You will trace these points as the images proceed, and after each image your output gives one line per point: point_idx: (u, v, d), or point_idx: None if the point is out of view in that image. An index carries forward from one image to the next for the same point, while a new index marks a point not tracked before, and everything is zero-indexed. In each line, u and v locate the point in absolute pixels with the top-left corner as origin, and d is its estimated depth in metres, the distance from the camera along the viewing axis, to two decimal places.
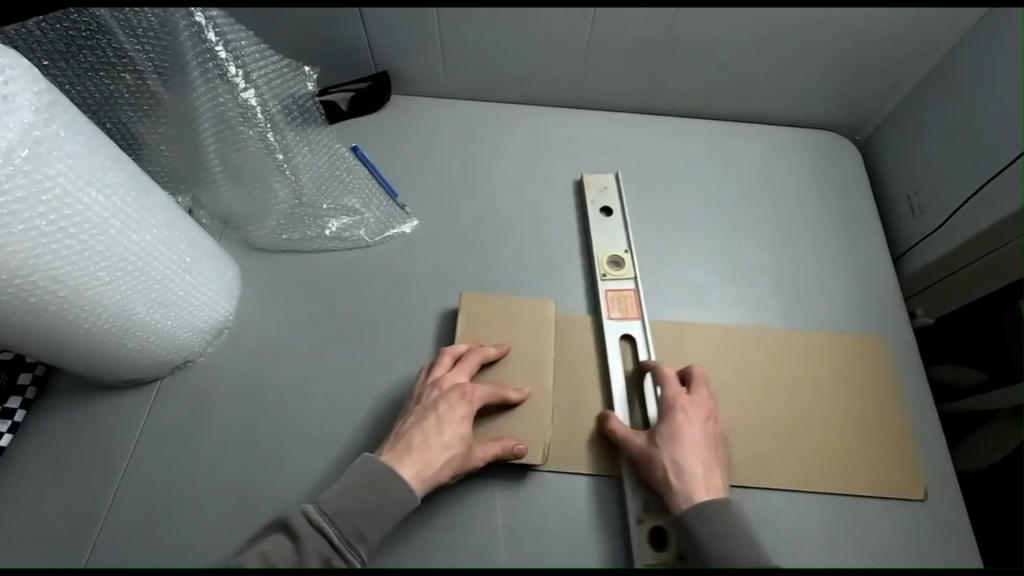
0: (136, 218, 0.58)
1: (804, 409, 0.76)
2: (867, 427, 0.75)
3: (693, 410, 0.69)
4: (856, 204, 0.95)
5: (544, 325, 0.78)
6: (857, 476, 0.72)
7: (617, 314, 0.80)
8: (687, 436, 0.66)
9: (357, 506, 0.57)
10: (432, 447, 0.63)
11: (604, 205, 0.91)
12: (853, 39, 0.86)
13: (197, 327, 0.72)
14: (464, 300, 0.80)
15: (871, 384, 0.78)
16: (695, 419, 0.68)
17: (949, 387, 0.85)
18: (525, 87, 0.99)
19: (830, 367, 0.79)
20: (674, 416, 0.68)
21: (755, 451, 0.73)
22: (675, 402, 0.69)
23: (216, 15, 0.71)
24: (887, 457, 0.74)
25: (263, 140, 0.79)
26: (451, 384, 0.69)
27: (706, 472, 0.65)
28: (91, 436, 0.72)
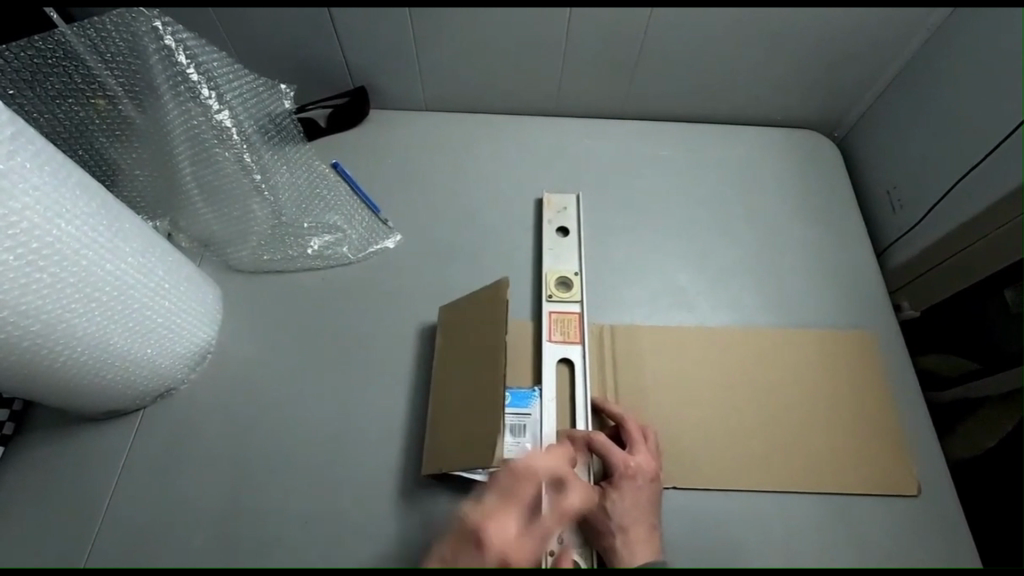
0: (109, 247, 0.57)
1: (790, 410, 0.75)
2: (859, 426, 0.75)
3: (639, 471, 0.66)
4: (837, 200, 0.95)
5: (521, 337, 0.79)
6: (850, 474, 0.72)
7: (558, 337, 0.78)
8: (624, 499, 0.65)
9: None
10: None
11: (560, 225, 0.89)
12: (827, 38, 0.87)
13: (179, 352, 0.71)
14: (442, 315, 0.79)
15: (860, 381, 0.78)
16: (638, 480, 0.66)
17: (937, 377, 0.87)
18: (506, 98, 0.99)
19: (818, 366, 0.79)
20: (619, 479, 0.66)
21: (741, 459, 0.72)
22: (620, 462, 0.66)
23: (187, 37, 0.70)
24: (879, 454, 0.74)
25: (240, 161, 0.78)
26: None
27: (646, 534, 0.64)
28: (72, 470, 0.71)
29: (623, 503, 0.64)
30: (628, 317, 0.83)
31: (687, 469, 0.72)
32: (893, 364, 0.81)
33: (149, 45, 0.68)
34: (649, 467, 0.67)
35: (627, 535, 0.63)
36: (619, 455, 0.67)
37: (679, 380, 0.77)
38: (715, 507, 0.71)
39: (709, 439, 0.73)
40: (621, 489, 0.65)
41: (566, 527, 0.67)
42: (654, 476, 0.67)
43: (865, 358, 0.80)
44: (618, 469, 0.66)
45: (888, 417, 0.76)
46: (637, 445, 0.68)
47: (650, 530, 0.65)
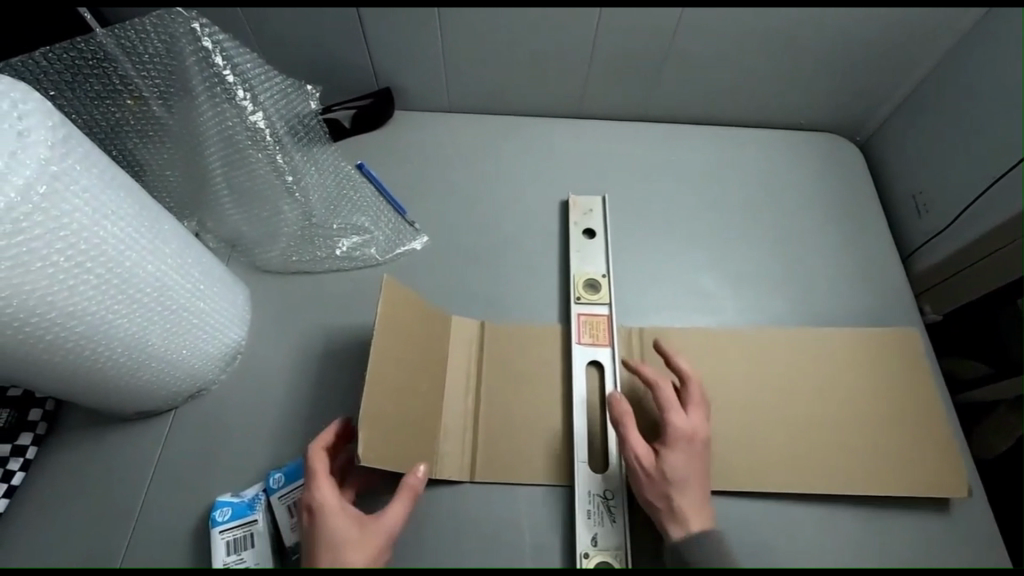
0: (150, 248, 0.57)
1: (820, 414, 0.75)
2: (892, 428, 0.75)
3: (693, 428, 0.66)
4: (860, 203, 0.96)
5: (545, 344, 0.79)
6: (886, 475, 0.72)
7: (587, 340, 0.78)
8: (685, 491, 0.63)
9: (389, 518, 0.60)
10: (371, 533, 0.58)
11: (586, 227, 0.89)
12: (854, 41, 0.87)
13: (211, 354, 0.71)
14: (483, 327, 0.79)
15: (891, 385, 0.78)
16: (692, 438, 0.66)
17: (957, 380, 0.86)
18: (530, 100, 0.99)
19: (850, 368, 0.79)
20: (674, 436, 0.65)
21: (771, 464, 0.72)
22: (677, 423, 0.66)
23: (223, 39, 0.69)
24: (913, 455, 0.73)
25: (272, 163, 0.77)
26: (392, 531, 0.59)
27: (700, 486, 0.64)
28: (106, 471, 0.71)
29: (678, 457, 0.64)
30: (655, 320, 0.83)
31: (718, 471, 0.72)
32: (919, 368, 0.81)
33: (186, 46, 0.68)
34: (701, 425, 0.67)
35: (683, 488, 0.63)
36: (676, 413, 0.66)
37: (707, 384, 0.77)
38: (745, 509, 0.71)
39: (740, 442, 0.73)
40: (677, 444, 0.65)
41: (601, 529, 0.67)
42: (704, 432, 0.67)
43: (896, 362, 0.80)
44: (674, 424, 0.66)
45: (923, 421, 0.75)
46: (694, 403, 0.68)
47: (703, 484, 0.65)
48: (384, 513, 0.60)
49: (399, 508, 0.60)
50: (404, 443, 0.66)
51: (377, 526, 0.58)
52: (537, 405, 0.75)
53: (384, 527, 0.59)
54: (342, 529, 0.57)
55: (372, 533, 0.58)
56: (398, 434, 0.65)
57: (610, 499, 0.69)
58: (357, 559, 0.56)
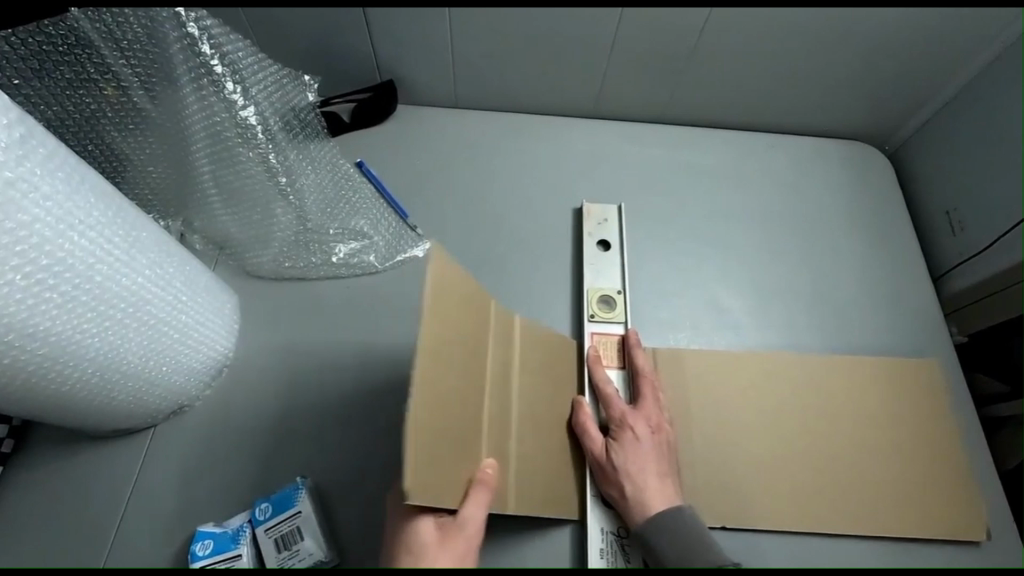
0: (125, 260, 0.52)
1: (852, 449, 0.71)
2: (922, 465, 0.70)
3: (640, 425, 0.66)
4: (888, 218, 0.91)
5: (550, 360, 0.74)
6: (913, 517, 0.68)
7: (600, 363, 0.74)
8: (651, 501, 0.62)
9: (464, 527, 0.54)
10: (451, 541, 0.54)
11: (601, 238, 0.83)
12: (892, 45, 0.81)
13: (194, 369, 0.65)
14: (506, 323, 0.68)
15: (921, 417, 0.73)
16: (638, 432, 0.66)
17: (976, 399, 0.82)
18: (542, 97, 0.93)
19: (880, 399, 0.74)
20: (619, 430, 0.66)
21: (807, 500, 0.68)
22: (622, 420, 0.66)
23: (211, 25, 0.63)
24: (943, 495, 0.69)
25: (263, 162, 0.71)
26: (466, 540, 0.54)
27: (659, 483, 0.63)
28: (76, 493, 0.65)
29: (624, 452, 0.64)
30: (671, 340, 0.78)
31: (740, 507, 0.67)
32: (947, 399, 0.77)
33: (170, 32, 0.61)
34: (651, 418, 0.67)
35: (636, 483, 0.63)
36: (619, 407, 0.67)
37: (730, 413, 0.72)
38: (762, 546, 0.67)
39: (771, 476, 0.69)
40: (620, 439, 0.65)
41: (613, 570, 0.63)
42: (657, 426, 0.67)
43: (926, 391, 0.75)
44: (617, 420, 0.67)
45: (954, 457, 0.71)
46: (643, 399, 0.68)
47: (663, 479, 0.63)
48: (462, 507, 0.55)
49: (477, 503, 0.55)
50: (446, 470, 0.53)
51: (456, 524, 0.54)
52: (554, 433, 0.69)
53: (466, 523, 0.54)
54: (425, 529, 0.54)
55: (455, 532, 0.54)
56: (442, 459, 0.52)
57: (624, 536, 0.64)
58: (444, 563, 0.52)
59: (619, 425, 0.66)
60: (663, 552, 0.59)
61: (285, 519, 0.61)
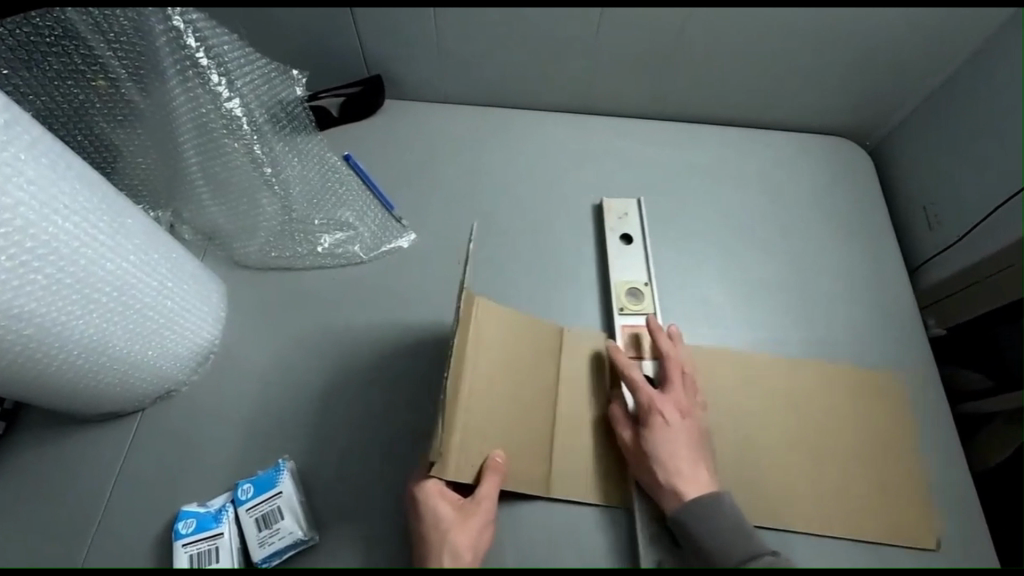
0: (110, 245, 0.53)
1: (828, 444, 0.74)
2: (886, 462, 0.73)
3: (670, 411, 0.67)
4: (866, 213, 0.92)
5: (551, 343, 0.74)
6: (889, 521, 0.70)
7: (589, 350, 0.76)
8: (687, 487, 0.63)
9: (479, 505, 0.60)
10: (469, 520, 0.60)
11: (624, 232, 0.86)
12: (869, 41, 0.82)
13: (180, 355, 0.67)
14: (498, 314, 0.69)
15: (885, 414, 0.76)
16: (669, 418, 0.67)
17: (958, 393, 0.82)
18: (528, 93, 0.94)
19: (851, 401, 0.76)
20: (650, 417, 0.67)
21: (796, 497, 0.70)
22: (652, 406, 0.67)
23: (196, 18, 0.65)
24: (906, 491, 0.71)
25: (249, 154, 0.74)
26: (482, 518, 0.60)
27: (694, 468, 0.65)
28: (66, 473, 0.67)
29: (659, 439, 0.65)
30: None
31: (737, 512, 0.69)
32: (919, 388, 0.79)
33: (156, 25, 0.63)
34: (681, 404, 0.68)
35: (670, 469, 0.64)
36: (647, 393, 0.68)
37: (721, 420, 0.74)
38: None
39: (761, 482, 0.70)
40: (651, 425, 0.66)
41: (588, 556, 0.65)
42: (687, 411, 0.68)
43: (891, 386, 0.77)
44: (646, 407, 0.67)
45: (920, 460, 0.74)
46: (673, 384, 0.70)
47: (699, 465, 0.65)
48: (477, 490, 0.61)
49: (489, 484, 0.61)
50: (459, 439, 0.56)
51: (472, 505, 0.60)
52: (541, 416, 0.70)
53: (482, 504, 0.60)
54: (443, 514, 0.60)
55: (471, 512, 0.60)
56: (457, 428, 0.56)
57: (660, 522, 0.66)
58: (464, 540, 0.59)
59: (649, 411, 0.67)
60: (704, 537, 0.61)
61: (266, 499, 0.62)
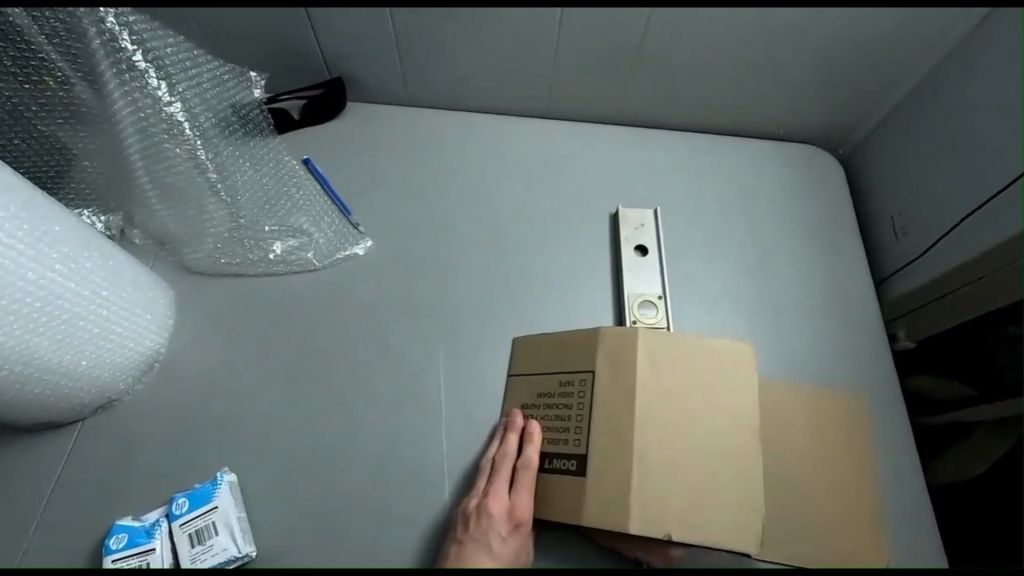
0: (30, 254, 0.52)
1: (808, 446, 0.73)
2: (840, 479, 0.71)
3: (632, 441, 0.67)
4: (836, 224, 0.91)
5: (524, 358, 0.74)
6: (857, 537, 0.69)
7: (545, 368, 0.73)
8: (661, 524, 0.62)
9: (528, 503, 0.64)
10: (520, 521, 0.63)
11: (638, 244, 0.84)
12: (837, 49, 0.81)
13: (120, 364, 0.65)
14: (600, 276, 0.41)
15: (840, 430, 0.74)
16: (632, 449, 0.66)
17: (928, 400, 0.81)
18: (492, 98, 0.93)
19: (808, 417, 0.74)
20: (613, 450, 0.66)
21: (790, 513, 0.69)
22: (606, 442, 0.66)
23: (133, 20, 0.67)
24: (857, 509, 0.70)
25: (193, 158, 0.74)
26: (524, 521, 0.63)
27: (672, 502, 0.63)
28: (2, 484, 0.66)
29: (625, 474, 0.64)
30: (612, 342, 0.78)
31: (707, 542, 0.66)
32: (879, 403, 0.77)
33: (89, 27, 0.64)
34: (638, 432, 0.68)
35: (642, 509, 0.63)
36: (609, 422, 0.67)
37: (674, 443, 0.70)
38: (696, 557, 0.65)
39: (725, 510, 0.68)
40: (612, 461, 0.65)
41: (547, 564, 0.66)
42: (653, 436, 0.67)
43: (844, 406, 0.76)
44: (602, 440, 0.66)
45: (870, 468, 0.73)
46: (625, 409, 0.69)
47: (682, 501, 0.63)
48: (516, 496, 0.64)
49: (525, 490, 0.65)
50: None
51: (520, 508, 0.63)
52: (493, 444, 0.68)
53: (525, 508, 0.63)
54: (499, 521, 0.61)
55: (519, 516, 0.63)
56: None
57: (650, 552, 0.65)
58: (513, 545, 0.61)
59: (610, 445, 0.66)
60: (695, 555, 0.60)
61: (201, 514, 0.61)
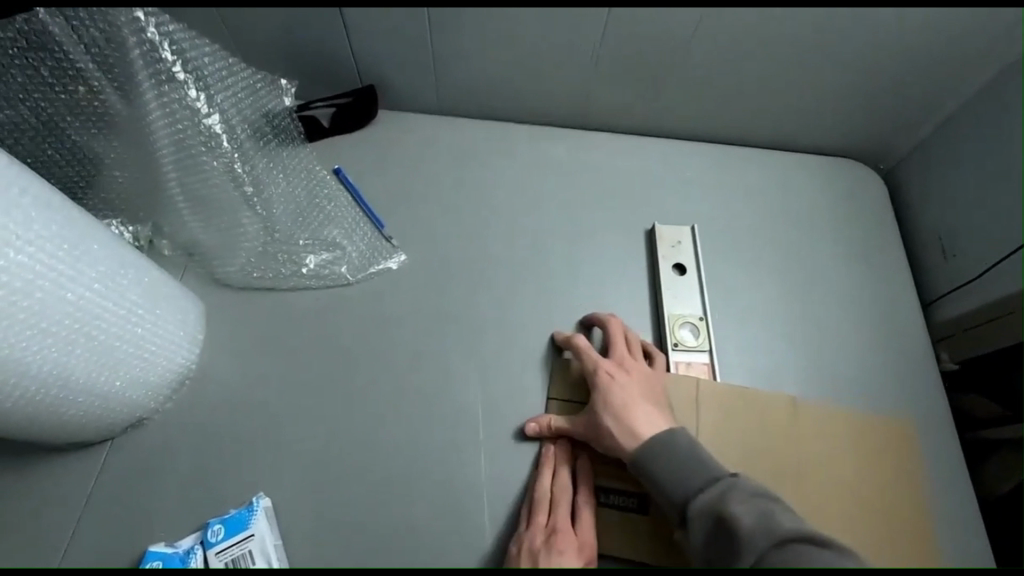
0: (70, 274, 0.50)
1: (839, 444, 0.71)
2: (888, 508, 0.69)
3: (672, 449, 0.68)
4: (879, 242, 0.88)
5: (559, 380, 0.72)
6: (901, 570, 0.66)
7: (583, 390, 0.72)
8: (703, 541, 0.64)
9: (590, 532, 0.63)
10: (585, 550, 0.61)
11: (677, 262, 0.82)
12: (885, 63, 0.79)
13: (152, 382, 0.63)
14: None
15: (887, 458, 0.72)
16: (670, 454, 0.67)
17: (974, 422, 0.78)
18: (526, 107, 0.91)
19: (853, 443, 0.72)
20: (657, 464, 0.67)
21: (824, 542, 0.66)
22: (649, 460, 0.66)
23: (173, 29, 0.64)
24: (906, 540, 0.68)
25: (229, 172, 0.71)
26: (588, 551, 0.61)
27: None
28: (30, 505, 0.64)
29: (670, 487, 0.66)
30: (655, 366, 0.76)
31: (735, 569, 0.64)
32: (928, 429, 0.75)
33: (128, 36, 0.61)
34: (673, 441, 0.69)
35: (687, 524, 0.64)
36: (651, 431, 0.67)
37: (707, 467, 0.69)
38: None
39: None
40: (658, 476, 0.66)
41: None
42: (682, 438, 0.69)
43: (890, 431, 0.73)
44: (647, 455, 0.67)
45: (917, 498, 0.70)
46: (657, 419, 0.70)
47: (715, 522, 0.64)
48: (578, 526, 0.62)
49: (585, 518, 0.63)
50: None
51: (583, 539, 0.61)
52: (545, 475, 0.65)
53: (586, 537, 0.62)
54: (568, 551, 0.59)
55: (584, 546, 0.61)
56: None
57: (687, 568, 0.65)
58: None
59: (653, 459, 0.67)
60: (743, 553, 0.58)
61: (237, 542, 0.60)
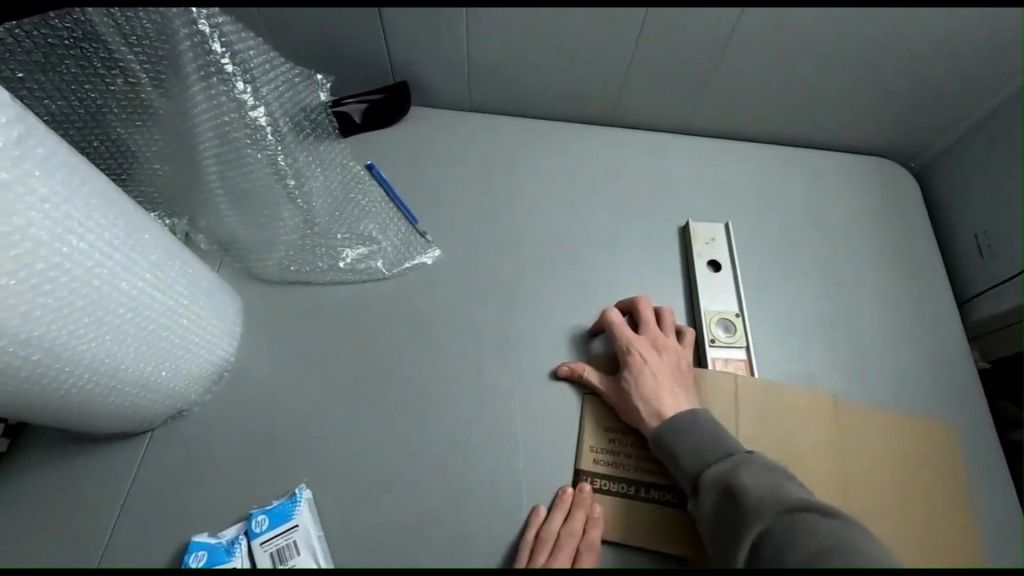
0: (125, 265, 0.50)
1: (879, 436, 0.72)
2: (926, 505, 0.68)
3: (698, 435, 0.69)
4: (911, 240, 0.88)
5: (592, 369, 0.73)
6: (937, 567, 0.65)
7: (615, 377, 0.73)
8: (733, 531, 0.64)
9: None
10: None
11: (711, 259, 0.82)
12: (922, 62, 0.78)
13: (193, 374, 0.63)
14: None
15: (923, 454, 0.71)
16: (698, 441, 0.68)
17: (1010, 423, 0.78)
18: (558, 105, 0.91)
19: (887, 438, 0.72)
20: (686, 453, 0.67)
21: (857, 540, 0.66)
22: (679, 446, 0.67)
23: (223, 22, 0.63)
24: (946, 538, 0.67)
25: (273, 165, 0.71)
26: None
27: None
28: (71, 495, 0.64)
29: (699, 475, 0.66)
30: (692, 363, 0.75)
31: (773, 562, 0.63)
32: (965, 428, 0.75)
33: (181, 28, 0.61)
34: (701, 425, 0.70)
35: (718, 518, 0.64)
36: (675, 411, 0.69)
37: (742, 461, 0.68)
38: None
39: None
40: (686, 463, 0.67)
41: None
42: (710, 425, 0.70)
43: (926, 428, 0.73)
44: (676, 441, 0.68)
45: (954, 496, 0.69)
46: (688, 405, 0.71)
47: None
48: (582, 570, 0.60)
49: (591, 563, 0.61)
50: None
51: None
52: (557, 516, 0.63)
53: None
54: None
55: None
56: None
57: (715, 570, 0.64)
58: None
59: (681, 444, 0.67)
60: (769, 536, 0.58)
61: (282, 532, 0.60)
